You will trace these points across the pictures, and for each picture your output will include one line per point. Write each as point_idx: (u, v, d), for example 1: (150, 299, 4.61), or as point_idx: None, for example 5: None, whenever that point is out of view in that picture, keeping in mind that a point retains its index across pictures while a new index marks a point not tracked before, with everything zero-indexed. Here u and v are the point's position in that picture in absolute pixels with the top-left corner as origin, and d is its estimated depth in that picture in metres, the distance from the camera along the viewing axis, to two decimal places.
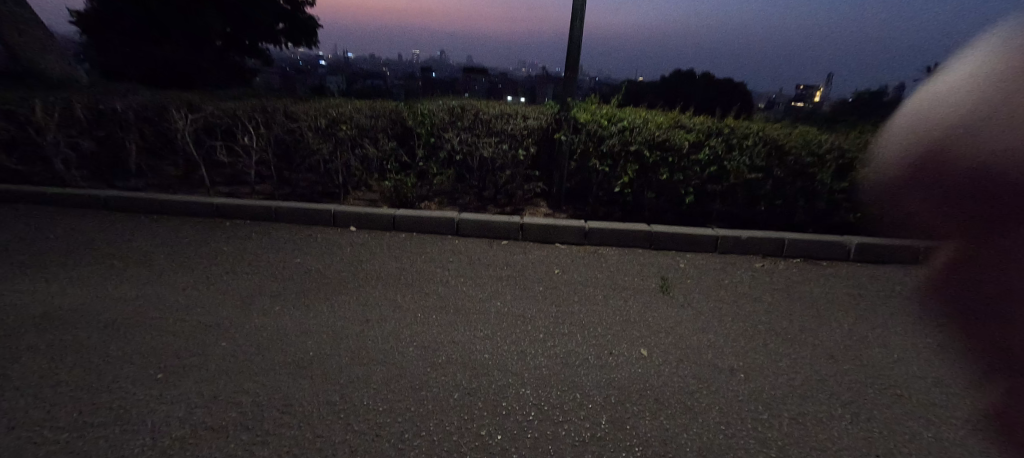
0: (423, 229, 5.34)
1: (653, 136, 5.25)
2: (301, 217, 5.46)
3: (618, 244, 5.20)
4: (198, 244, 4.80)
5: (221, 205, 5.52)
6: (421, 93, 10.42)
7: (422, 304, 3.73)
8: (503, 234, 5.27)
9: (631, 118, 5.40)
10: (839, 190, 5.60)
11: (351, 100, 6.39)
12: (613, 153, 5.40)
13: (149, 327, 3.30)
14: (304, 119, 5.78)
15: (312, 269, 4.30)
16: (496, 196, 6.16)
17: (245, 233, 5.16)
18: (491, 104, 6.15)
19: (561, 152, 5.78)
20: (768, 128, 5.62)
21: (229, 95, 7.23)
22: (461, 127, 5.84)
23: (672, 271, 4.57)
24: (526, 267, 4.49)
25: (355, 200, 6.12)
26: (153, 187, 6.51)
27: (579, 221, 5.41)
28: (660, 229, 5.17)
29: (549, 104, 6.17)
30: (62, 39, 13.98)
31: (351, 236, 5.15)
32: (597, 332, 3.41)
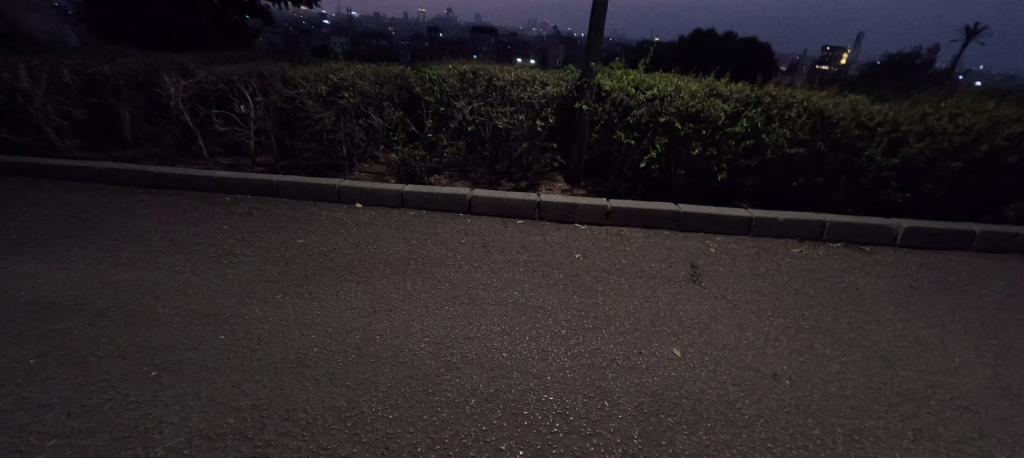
0: (433, 207, 5.01)
1: (686, 106, 4.72)
2: (304, 192, 5.16)
3: (642, 225, 4.84)
4: (197, 222, 4.54)
5: (221, 179, 5.23)
6: (428, 55, 9.76)
7: (432, 293, 3.46)
8: (519, 213, 4.92)
9: (662, 86, 4.89)
10: (887, 168, 5.11)
11: (356, 65, 5.93)
12: (640, 124, 4.89)
13: (143, 316, 3.09)
14: (304, 86, 5.34)
15: (315, 252, 4.03)
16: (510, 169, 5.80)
17: (246, 210, 4.88)
18: (507, 69, 5.64)
19: (582, 122, 5.32)
20: (813, 98, 5.12)
21: (224, 58, 6.76)
22: (473, 95, 5.36)
23: (702, 256, 4.22)
24: (544, 251, 4.17)
25: (361, 173, 5.80)
26: (151, 157, 6.22)
27: (600, 199, 5.03)
28: (688, 209, 4.78)
29: (569, 69, 5.65)
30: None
31: (357, 215, 4.85)
32: (624, 328, 3.12)
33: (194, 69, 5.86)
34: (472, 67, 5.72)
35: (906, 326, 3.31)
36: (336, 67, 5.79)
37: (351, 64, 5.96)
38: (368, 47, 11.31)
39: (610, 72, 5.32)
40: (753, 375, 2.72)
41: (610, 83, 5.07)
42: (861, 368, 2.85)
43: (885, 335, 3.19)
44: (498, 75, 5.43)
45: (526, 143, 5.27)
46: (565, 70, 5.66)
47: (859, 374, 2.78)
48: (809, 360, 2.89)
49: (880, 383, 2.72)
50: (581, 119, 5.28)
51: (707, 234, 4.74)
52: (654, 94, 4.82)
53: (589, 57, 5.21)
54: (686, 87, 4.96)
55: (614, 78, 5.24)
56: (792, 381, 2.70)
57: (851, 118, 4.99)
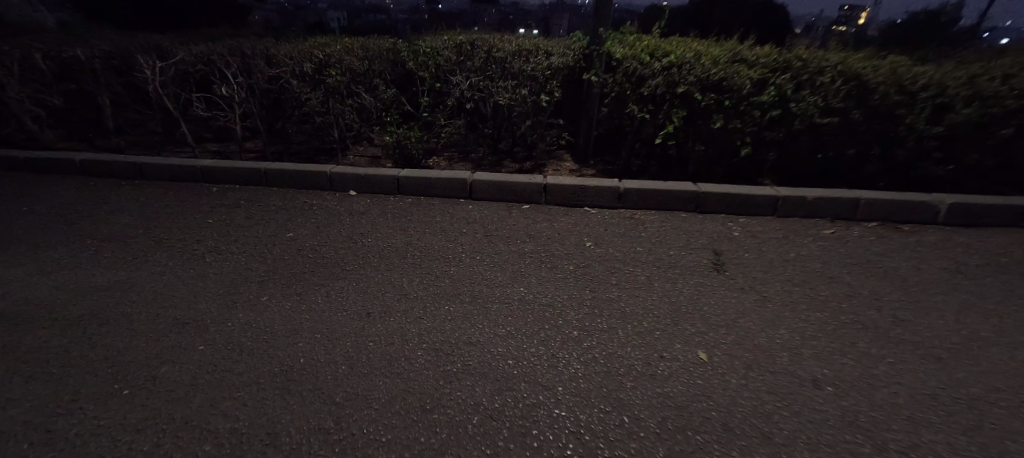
0: (431, 193, 4.67)
1: (707, 74, 4.25)
2: (294, 180, 4.84)
3: (657, 208, 4.47)
4: (181, 216, 4.27)
5: (206, 168, 4.93)
6: (425, 29, 9.19)
7: (431, 291, 3.17)
8: (524, 197, 4.57)
9: (680, 52, 4.40)
10: (929, 137, 4.63)
11: (345, 39, 5.48)
12: (655, 96, 4.43)
13: (118, 322, 2.85)
14: (288, 65, 4.92)
15: (304, 247, 3.74)
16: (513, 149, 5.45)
17: (233, 201, 4.58)
18: (508, 38, 5.16)
19: (591, 96, 4.87)
20: (848, 61, 4.62)
21: (206, 37, 6.33)
22: (471, 69, 4.91)
23: (725, 241, 3.86)
24: (552, 240, 3.84)
25: (356, 157, 5.47)
26: (136, 147, 5.92)
27: (611, 180, 4.66)
28: (708, 189, 4.39)
29: (576, 36, 5.16)
30: None
31: (351, 204, 4.53)
32: (642, 327, 2.81)
33: (172, 49, 5.46)
34: (470, 37, 5.24)
35: (960, 319, 2.95)
36: (323, 42, 5.35)
37: (339, 39, 5.51)
38: (363, 22, 10.72)
39: (622, 39, 4.83)
40: (793, 381, 2.39)
41: (622, 50, 4.58)
42: (914, 370, 2.50)
43: (937, 330, 2.84)
44: (498, 45, 4.96)
45: (530, 120, 4.84)
46: (571, 38, 5.16)
47: (914, 378, 2.44)
48: (853, 362, 2.55)
49: (942, 387, 2.36)
50: (590, 92, 4.83)
51: (728, 216, 4.36)
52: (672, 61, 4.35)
53: (598, 21, 4.69)
54: (707, 52, 4.47)
55: (626, 45, 4.74)
56: (837, 386, 2.36)
57: (891, 83, 4.49)
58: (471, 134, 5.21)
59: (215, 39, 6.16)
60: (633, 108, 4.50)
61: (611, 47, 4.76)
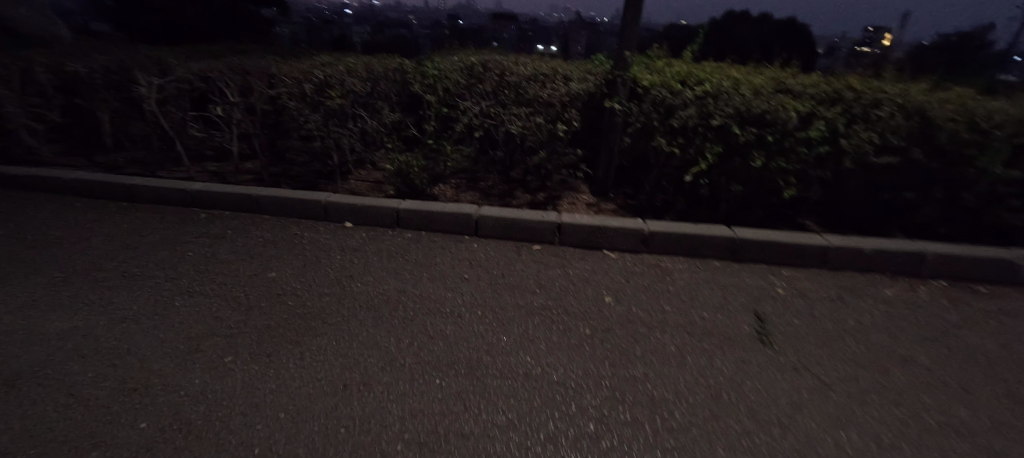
0: (434, 227, 4.24)
1: (747, 107, 3.74)
2: (287, 208, 4.47)
3: (685, 254, 3.95)
4: (160, 247, 3.91)
5: (197, 192, 4.61)
6: (442, 45, 8.90)
7: (421, 356, 2.69)
8: (535, 236, 4.10)
9: (715, 81, 3.91)
10: (1004, 182, 4.03)
11: (351, 59, 5.15)
12: (686, 128, 3.93)
13: (51, 379, 2.40)
14: (286, 85, 4.59)
15: (286, 291, 3.32)
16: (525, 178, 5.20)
17: (220, 230, 4.23)
18: (524, 61, 4.74)
19: (612, 125, 4.42)
20: (908, 92, 4.07)
21: (213, 53, 6.13)
22: (482, 93, 4.52)
23: (768, 302, 3.31)
24: (566, 293, 3.35)
25: (359, 183, 5.16)
26: (133, 164, 5.68)
27: (633, 220, 4.17)
28: (745, 235, 3.86)
29: (597, 59, 4.74)
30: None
31: (345, 238, 4.13)
32: (678, 419, 2.19)
33: (172, 66, 5.22)
34: (483, 58, 4.84)
35: None
36: (326, 60, 5.03)
37: (344, 58, 5.18)
38: (383, 36, 10.58)
39: (648, 65, 4.38)
40: None
41: (649, 77, 4.11)
42: None
43: None
44: (513, 68, 4.54)
45: (545, 150, 4.38)
46: (592, 61, 4.73)
47: None
48: None
49: None
50: (612, 121, 4.36)
51: (769, 267, 3.81)
52: (706, 91, 3.85)
53: (624, 44, 4.23)
54: (747, 81, 3.96)
55: (654, 70, 4.27)
56: None
57: (962, 120, 3.91)
58: (481, 159, 5.02)
59: (221, 55, 5.93)
60: (661, 141, 4.00)
61: (637, 73, 4.29)
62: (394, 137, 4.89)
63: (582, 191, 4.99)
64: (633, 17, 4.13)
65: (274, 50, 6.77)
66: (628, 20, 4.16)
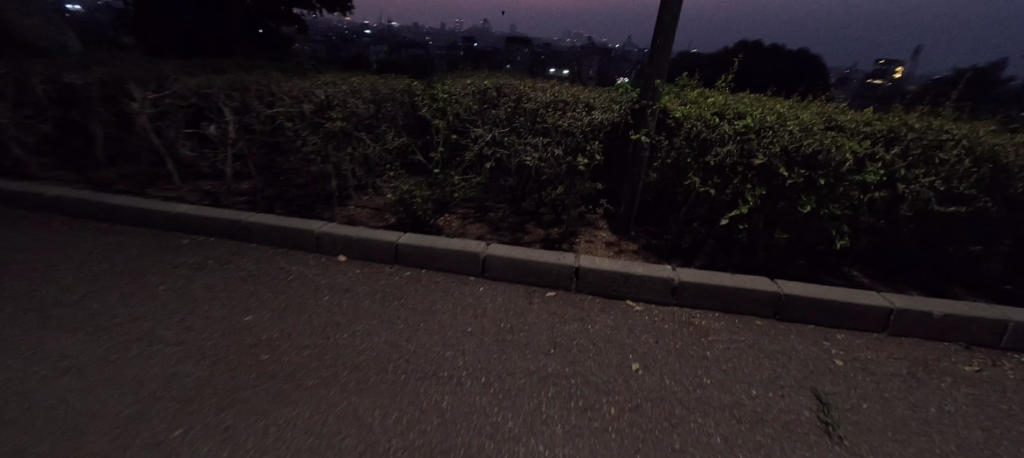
0: (435, 266, 3.80)
1: (795, 144, 3.28)
2: (277, 238, 4.07)
3: (721, 309, 3.45)
4: (131, 279, 3.51)
5: (182, 216, 4.24)
6: (454, 66, 8.66)
7: (411, 429, 2.15)
8: (549, 281, 3.63)
9: (757, 115, 3.48)
10: None
11: (355, 77, 4.82)
12: (724, 166, 3.48)
13: None
14: (283, 104, 4.23)
15: (262, 338, 2.87)
16: (539, 211, 4.83)
17: (200, 261, 3.84)
18: (541, 85, 4.35)
19: (638, 159, 3.99)
20: (977, 132, 3.59)
21: (217, 69, 5.90)
22: (495, 119, 4.13)
23: (826, 377, 2.77)
24: (586, 356, 2.86)
25: (358, 210, 4.78)
26: (123, 181, 5.37)
27: (661, 267, 3.69)
28: (792, 290, 3.36)
29: (622, 87, 4.36)
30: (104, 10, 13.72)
31: (335, 274, 3.69)
32: None
33: (169, 81, 4.94)
34: (497, 81, 4.46)
35: None
36: (330, 77, 4.68)
37: (349, 77, 4.86)
38: (399, 56, 10.50)
39: (679, 95, 3.98)
40: None
41: (681, 109, 3.70)
42: None
43: None
44: (532, 91, 4.14)
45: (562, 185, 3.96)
46: (616, 88, 4.34)
47: None
48: None
49: None
50: (639, 154, 3.92)
51: (820, 329, 3.28)
52: (749, 126, 3.42)
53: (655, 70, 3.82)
54: (793, 115, 3.52)
55: (688, 101, 3.84)
56: None
57: None
58: (491, 189, 4.64)
59: (224, 71, 5.67)
60: (694, 179, 3.56)
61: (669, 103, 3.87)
62: (397, 163, 4.50)
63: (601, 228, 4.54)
64: (666, 40, 3.71)
65: (280, 66, 6.53)
66: (660, 44, 3.75)
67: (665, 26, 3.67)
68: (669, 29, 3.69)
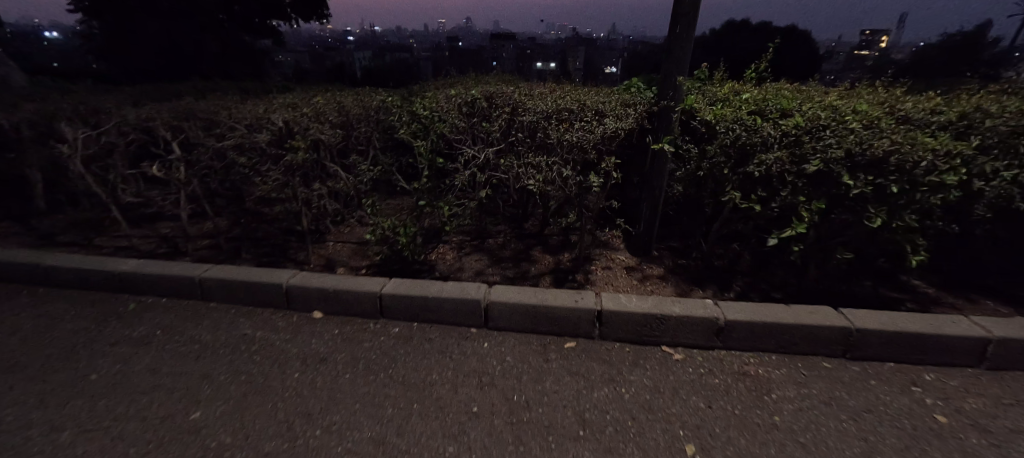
0: (429, 318, 3.18)
1: (860, 145, 2.64)
2: (239, 294, 3.43)
3: (778, 350, 2.85)
4: (57, 364, 2.87)
5: (128, 274, 3.61)
6: (440, 68, 8.01)
7: None
8: (566, 329, 3.02)
9: (806, 111, 2.86)
10: None
11: (322, 95, 4.17)
12: (769, 176, 2.87)
13: None
14: (233, 135, 3.53)
15: (202, 447, 2.15)
16: (545, 234, 4.21)
17: (148, 332, 3.21)
18: (539, 91, 3.71)
19: (659, 171, 3.37)
20: None
21: (171, 94, 5.24)
22: (488, 136, 3.43)
23: (938, 440, 2.15)
24: (628, 436, 2.20)
25: (339, 247, 4.16)
26: (71, 231, 4.72)
27: (699, 300, 3.09)
28: (863, 322, 2.76)
29: (634, 84, 3.71)
30: (69, 35, 13.05)
31: (308, 338, 3.05)
32: None
33: (108, 114, 4.27)
34: (487, 89, 3.81)
35: None
36: (291, 98, 4.03)
37: (314, 95, 4.22)
38: (381, 61, 9.83)
39: (705, 94, 3.36)
40: None
41: (712, 110, 3.07)
42: None
43: None
44: (529, 99, 3.49)
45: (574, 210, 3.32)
46: (627, 88, 3.69)
47: None
48: None
49: None
50: (661, 167, 3.33)
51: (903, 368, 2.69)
52: (798, 126, 2.79)
53: (674, 64, 3.19)
54: (849, 109, 2.89)
55: (716, 98, 3.21)
56: None
57: None
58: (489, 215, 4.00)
59: (176, 97, 5.01)
60: (734, 195, 2.94)
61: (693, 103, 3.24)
62: (372, 199, 3.75)
63: (618, 250, 3.93)
64: (685, 29, 3.08)
65: (243, 85, 5.85)
66: (678, 33, 3.12)
67: (684, 11, 3.04)
68: (688, 14, 3.06)
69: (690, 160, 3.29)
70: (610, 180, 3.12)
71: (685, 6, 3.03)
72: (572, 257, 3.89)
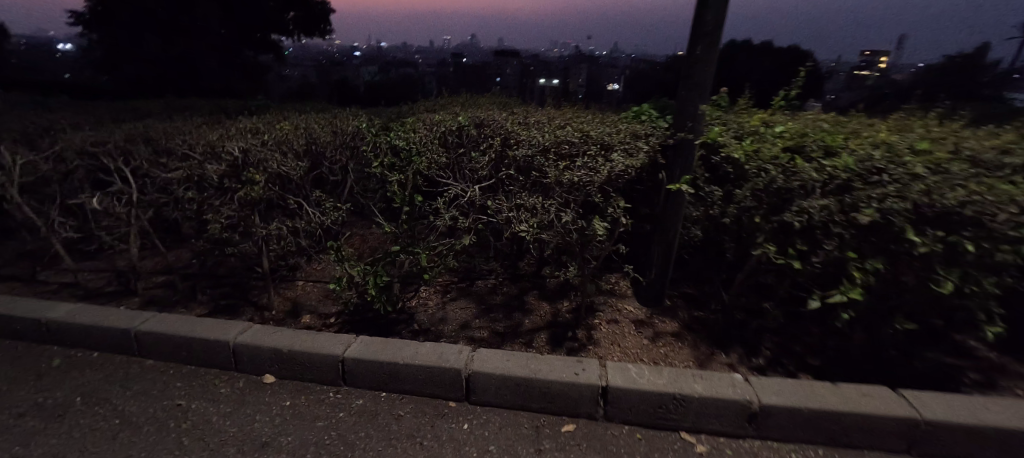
0: (400, 388, 2.66)
1: (926, 194, 2.15)
2: (181, 350, 2.92)
3: (824, 442, 2.32)
4: None
5: (57, 323, 3.11)
6: (438, 84, 7.62)
7: None
8: (565, 407, 2.49)
9: (853, 151, 2.40)
10: None
11: (294, 119, 3.72)
12: (810, 227, 2.38)
13: None
14: (182, 164, 3.05)
15: None
16: (543, 279, 3.71)
17: (66, 398, 2.69)
18: (536, 118, 3.24)
19: (675, 212, 2.92)
20: None
21: (139, 113, 4.82)
22: (476, 171, 2.89)
23: None
24: None
25: (309, 287, 3.68)
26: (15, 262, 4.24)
27: (725, 373, 2.56)
28: (932, 410, 2.23)
29: (646, 111, 3.25)
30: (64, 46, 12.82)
31: (251, 412, 2.51)
32: None
33: (57, 135, 3.83)
34: (477, 115, 3.34)
35: None
36: (258, 121, 3.58)
37: (287, 119, 3.79)
38: (378, 76, 9.48)
39: (729, 127, 2.90)
40: None
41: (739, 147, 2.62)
42: None
43: None
44: (524, 127, 3.02)
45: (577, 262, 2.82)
46: (639, 116, 3.22)
47: None
48: None
49: None
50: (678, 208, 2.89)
51: None
52: (847, 169, 2.30)
53: (693, 90, 2.71)
54: (906, 148, 2.40)
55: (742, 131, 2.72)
56: None
57: None
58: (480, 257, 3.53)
59: (143, 116, 4.59)
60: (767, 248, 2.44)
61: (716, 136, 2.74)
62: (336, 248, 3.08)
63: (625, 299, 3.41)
64: (706, 51, 2.63)
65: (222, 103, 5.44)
66: (697, 56, 2.66)
67: (706, 30, 2.59)
68: (710, 34, 2.60)
69: (711, 202, 2.79)
70: (618, 226, 2.62)
71: (706, 24, 2.58)
72: (572, 306, 3.39)
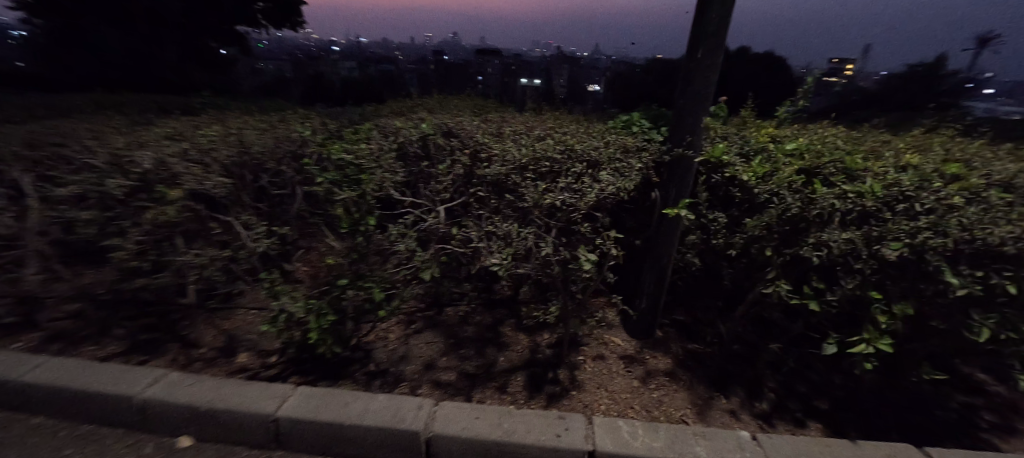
0: (346, 452, 2.20)
1: (969, 228, 1.82)
2: (75, 407, 2.37)
3: None
4: None
5: None
6: (411, 81, 7.07)
7: None
8: None
9: (876, 177, 2.07)
10: None
11: (232, 121, 3.18)
12: (831, 262, 2.05)
13: None
14: (76, 177, 2.46)
15: None
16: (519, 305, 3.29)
17: None
18: (515, 126, 2.81)
19: (671, 242, 2.59)
20: None
21: (55, 109, 4.13)
22: (441, 193, 2.46)
23: None
24: None
25: (250, 319, 3.15)
26: None
27: (731, 430, 2.19)
28: None
29: (638, 121, 2.88)
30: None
31: None
32: None
33: None
34: (446, 121, 2.89)
35: None
36: (186, 123, 3.02)
37: (224, 121, 3.24)
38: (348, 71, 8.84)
39: (732, 144, 2.55)
40: None
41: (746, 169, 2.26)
42: None
43: None
44: (499, 138, 2.59)
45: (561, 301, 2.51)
46: (631, 126, 2.84)
47: None
48: None
49: None
50: (671, 236, 2.55)
51: None
52: (872, 195, 1.97)
53: (693, 99, 2.34)
54: (934, 171, 2.09)
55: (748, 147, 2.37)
56: None
57: None
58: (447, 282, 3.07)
59: (56, 113, 3.92)
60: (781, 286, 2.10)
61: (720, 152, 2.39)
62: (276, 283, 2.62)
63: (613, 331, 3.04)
64: (709, 54, 2.26)
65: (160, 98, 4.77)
66: (698, 60, 2.29)
67: (710, 30, 2.22)
68: (714, 36, 2.23)
69: (712, 227, 2.44)
70: (609, 257, 2.23)
71: (710, 22, 2.20)
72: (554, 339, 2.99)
